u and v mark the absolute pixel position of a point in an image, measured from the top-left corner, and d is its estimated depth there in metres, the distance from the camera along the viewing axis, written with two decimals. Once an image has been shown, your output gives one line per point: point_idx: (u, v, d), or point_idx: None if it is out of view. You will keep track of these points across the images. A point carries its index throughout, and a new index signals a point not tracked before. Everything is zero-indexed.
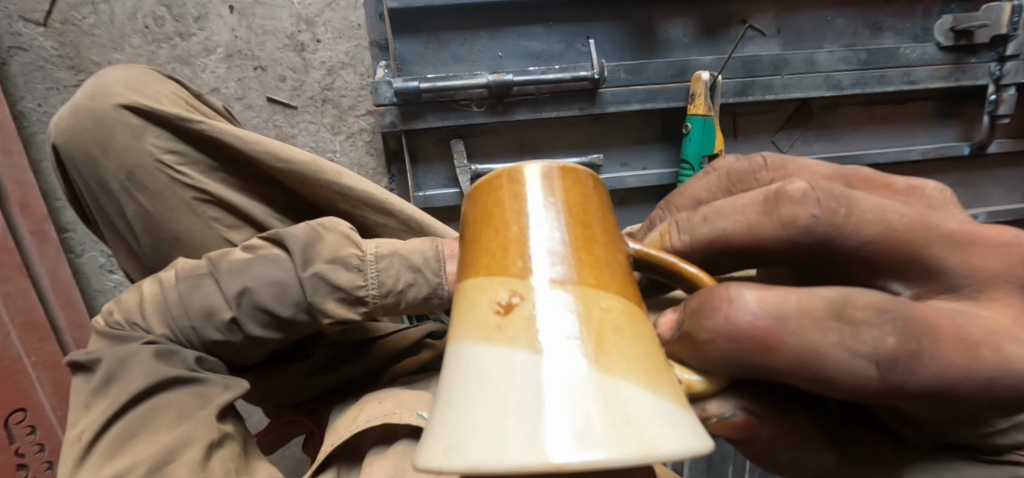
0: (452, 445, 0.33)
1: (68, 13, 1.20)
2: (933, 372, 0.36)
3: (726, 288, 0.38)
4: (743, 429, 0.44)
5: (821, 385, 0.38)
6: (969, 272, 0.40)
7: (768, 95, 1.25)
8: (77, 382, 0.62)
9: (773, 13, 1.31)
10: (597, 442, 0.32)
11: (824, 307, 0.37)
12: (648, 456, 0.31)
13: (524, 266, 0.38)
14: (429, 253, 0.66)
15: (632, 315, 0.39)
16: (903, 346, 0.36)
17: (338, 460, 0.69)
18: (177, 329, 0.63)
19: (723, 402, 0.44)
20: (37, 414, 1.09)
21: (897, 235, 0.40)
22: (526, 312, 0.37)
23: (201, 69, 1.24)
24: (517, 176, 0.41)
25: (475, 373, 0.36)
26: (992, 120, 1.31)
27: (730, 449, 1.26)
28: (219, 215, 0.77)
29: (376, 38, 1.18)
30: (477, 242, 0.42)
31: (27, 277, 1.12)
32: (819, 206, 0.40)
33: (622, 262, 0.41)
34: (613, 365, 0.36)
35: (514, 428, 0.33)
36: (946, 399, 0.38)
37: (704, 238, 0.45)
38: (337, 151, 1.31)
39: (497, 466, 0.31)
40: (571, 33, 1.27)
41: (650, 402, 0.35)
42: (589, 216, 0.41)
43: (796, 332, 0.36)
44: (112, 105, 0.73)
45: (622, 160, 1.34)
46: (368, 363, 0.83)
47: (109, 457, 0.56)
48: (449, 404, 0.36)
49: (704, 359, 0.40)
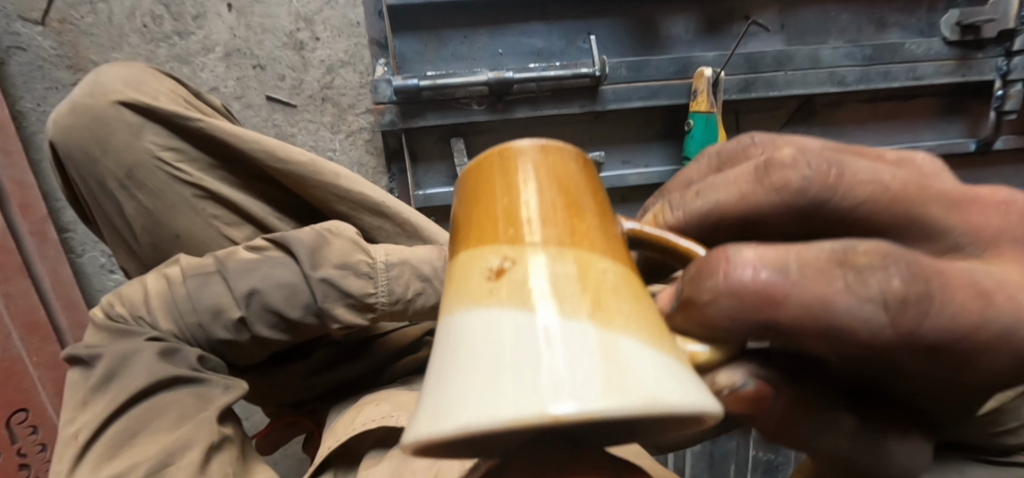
0: (440, 411, 0.30)
1: (66, 12, 1.20)
2: (947, 315, 0.32)
3: (721, 249, 0.33)
4: (757, 403, 0.36)
5: (831, 342, 0.33)
6: (972, 231, 0.36)
7: (771, 91, 1.24)
8: (76, 380, 0.62)
9: (776, 9, 1.30)
10: (595, 394, 0.28)
11: (827, 257, 0.32)
12: (652, 406, 0.28)
13: (515, 232, 0.35)
14: (438, 263, 0.70)
15: (631, 277, 0.35)
16: (912, 287, 0.31)
17: (334, 465, 0.69)
18: (183, 326, 0.63)
19: (733, 370, 0.36)
20: (39, 414, 1.09)
21: (892, 195, 0.35)
22: (518, 275, 0.33)
23: (199, 67, 1.24)
24: (507, 151, 0.37)
25: (464, 339, 0.33)
26: (999, 116, 1.28)
27: (732, 448, 1.26)
28: (219, 212, 0.77)
29: (376, 36, 1.18)
30: (467, 216, 0.38)
31: (28, 277, 1.12)
32: (810, 169, 0.36)
33: (617, 235, 0.37)
34: (612, 320, 0.32)
35: (504, 386, 0.29)
36: (965, 349, 0.34)
37: (700, 214, 0.40)
38: (337, 150, 1.31)
39: (487, 425, 0.28)
40: (572, 29, 1.26)
41: (654, 359, 0.31)
42: (580, 185, 0.37)
43: (799, 283, 0.31)
44: (110, 102, 0.72)
45: (624, 158, 1.33)
46: (368, 363, 0.83)
47: (107, 458, 0.54)
48: (437, 375, 0.33)
49: (710, 326, 0.34)
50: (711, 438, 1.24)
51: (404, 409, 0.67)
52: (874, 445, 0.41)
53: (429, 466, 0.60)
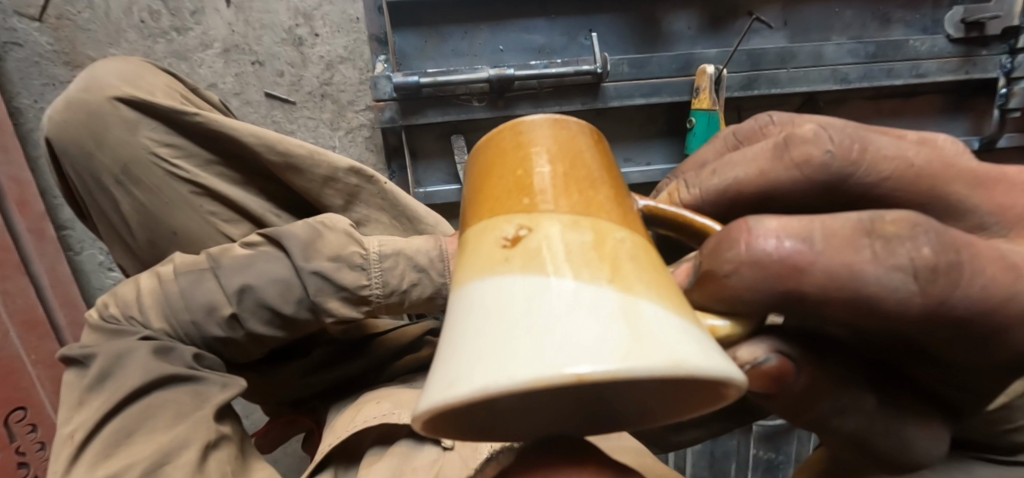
0: (458, 378, 0.28)
1: (63, 7, 1.19)
2: (977, 287, 0.33)
3: (743, 220, 0.33)
4: (777, 381, 0.36)
5: (859, 313, 0.33)
6: (997, 209, 0.37)
7: (774, 89, 1.23)
8: (71, 379, 0.61)
9: (780, 6, 1.29)
10: (621, 353, 0.27)
11: (852, 227, 0.32)
12: (681, 367, 0.26)
13: (531, 202, 0.34)
14: (434, 253, 0.66)
15: (648, 252, 0.35)
16: (941, 257, 0.32)
17: (335, 460, 0.68)
18: (176, 324, 0.63)
19: (754, 347, 0.36)
20: (37, 412, 1.09)
21: (918, 171, 0.37)
22: (534, 242, 0.33)
23: (198, 63, 1.23)
24: (520, 126, 0.37)
25: (479, 309, 0.31)
26: (1003, 114, 1.27)
27: (733, 447, 1.26)
28: (217, 209, 0.76)
29: (376, 32, 1.16)
30: (479, 192, 0.37)
31: (26, 275, 1.12)
32: (833, 143, 0.36)
33: (631, 211, 0.37)
34: (632, 287, 0.31)
35: (526, 349, 0.28)
36: (989, 325, 0.34)
37: (717, 190, 0.39)
38: (337, 147, 1.30)
39: (508, 385, 0.26)
40: (574, 26, 1.25)
41: (675, 324, 0.30)
42: (595, 163, 0.37)
43: (825, 253, 0.32)
44: (106, 98, 0.71)
45: (625, 156, 1.33)
46: (366, 361, 0.82)
47: (104, 457, 0.54)
48: (451, 347, 0.31)
49: (730, 298, 0.33)
50: (712, 437, 1.24)
51: (405, 407, 0.67)
52: (889, 424, 0.40)
53: (431, 464, 0.61)
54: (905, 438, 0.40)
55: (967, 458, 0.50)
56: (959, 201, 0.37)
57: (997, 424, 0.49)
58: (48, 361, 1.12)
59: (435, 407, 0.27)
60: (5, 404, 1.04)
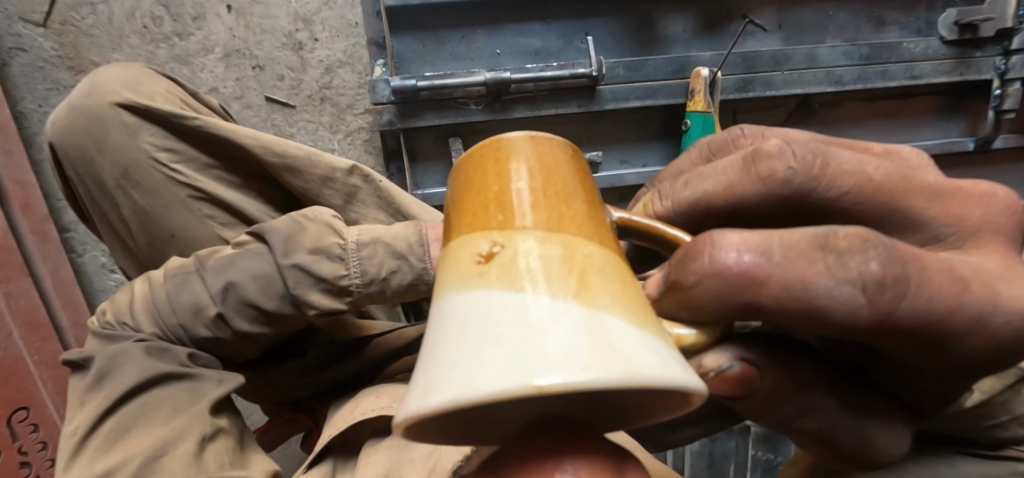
0: (430, 388, 0.29)
1: (68, 13, 1.21)
2: (923, 298, 0.33)
3: (709, 233, 0.34)
4: (743, 384, 0.38)
5: (813, 324, 0.34)
6: (953, 221, 0.38)
7: (769, 91, 1.24)
8: (74, 381, 0.62)
9: (774, 8, 1.30)
10: (581, 365, 0.28)
11: (807, 241, 0.33)
12: (635, 378, 0.27)
13: (505, 218, 0.35)
14: (413, 239, 0.65)
15: (618, 265, 0.36)
16: (889, 270, 0.33)
17: (334, 452, 0.69)
18: (166, 327, 0.64)
19: (719, 353, 0.38)
20: (40, 413, 1.10)
21: (876, 186, 0.37)
22: (507, 257, 0.34)
23: (199, 68, 1.25)
24: (499, 143, 0.38)
25: (454, 322, 0.33)
26: (998, 115, 1.30)
27: (732, 448, 1.26)
28: (215, 212, 0.77)
29: (375, 37, 1.18)
30: (459, 206, 0.38)
31: (28, 277, 1.13)
32: (796, 159, 0.37)
33: (605, 223, 0.38)
34: (597, 300, 0.32)
35: (493, 361, 0.29)
36: (935, 337, 0.35)
37: (686, 203, 0.41)
38: (337, 150, 1.31)
39: (474, 397, 0.27)
40: (570, 29, 1.26)
41: (638, 336, 0.31)
42: (569, 176, 0.38)
43: (781, 265, 0.33)
44: (108, 103, 0.73)
45: (622, 157, 1.34)
46: (361, 362, 0.83)
47: (103, 451, 0.55)
48: (428, 358, 0.33)
49: (695, 308, 0.35)
50: (710, 437, 1.24)
51: None
52: (852, 424, 0.41)
53: (427, 456, 0.62)
54: (870, 438, 0.41)
55: (953, 454, 0.50)
56: (916, 213, 0.38)
57: (982, 419, 0.50)
58: (52, 361, 1.14)
59: (409, 417, 0.29)
60: (7, 404, 1.05)
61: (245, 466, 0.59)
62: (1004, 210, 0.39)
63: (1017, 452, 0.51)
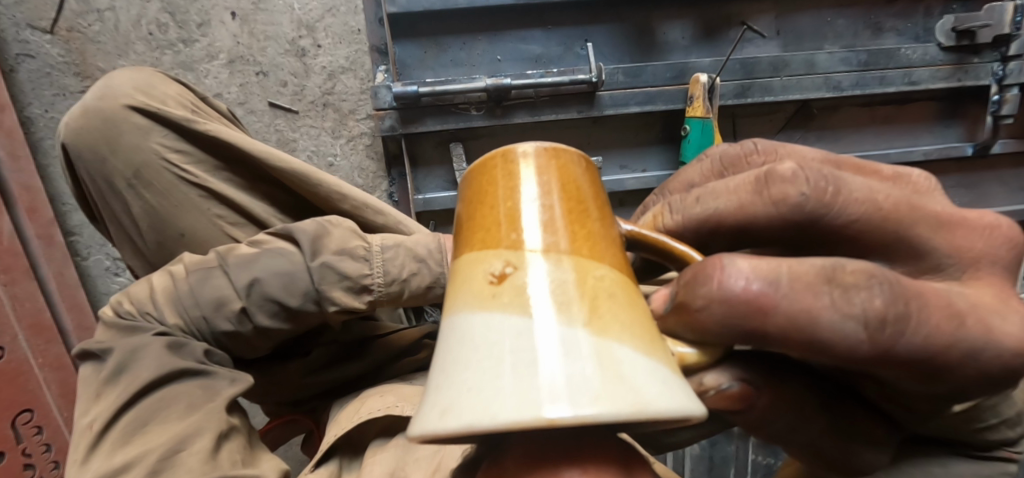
0: (446, 409, 0.31)
1: (74, 20, 1.23)
2: (921, 335, 0.34)
3: (719, 257, 0.35)
4: (742, 402, 0.39)
5: (812, 353, 0.35)
6: (954, 251, 0.38)
7: (767, 97, 1.25)
8: (88, 371, 0.63)
9: (773, 14, 1.31)
10: (591, 399, 0.30)
11: (815, 273, 0.34)
12: (642, 412, 0.29)
13: (517, 237, 0.36)
14: (432, 245, 0.69)
15: (627, 286, 0.36)
16: (891, 307, 0.33)
17: (339, 452, 0.70)
18: (189, 320, 0.64)
19: (720, 373, 0.38)
20: (44, 415, 1.11)
21: (885, 215, 0.37)
22: (520, 280, 0.34)
23: (203, 74, 1.26)
24: (511, 155, 0.39)
25: (468, 342, 0.34)
26: (997, 120, 1.29)
27: (733, 452, 1.25)
28: (223, 212, 0.78)
29: (376, 43, 1.20)
30: (471, 219, 0.39)
31: (33, 279, 1.14)
32: (808, 184, 0.36)
33: (615, 239, 0.38)
34: (608, 327, 0.33)
35: (508, 389, 0.30)
36: (932, 369, 0.36)
37: (697, 219, 0.41)
38: (338, 155, 1.32)
39: (491, 426, 0.29)
40: (570, 35, 1.28)
41: (647, 364, 0.32)
42: (580, 193, 0.38)
43: (788, 296, 0.33)
44: (122, 105, 0.74)
45: (621, 162, 1.35)
46: (366, 363, 0.84)
47: (121, 445, 0.56)
48: (442, 374, 0.34)
49: (701, 331, 0.36)
50: (710, 441, 1.24)
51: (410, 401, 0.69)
52: (834, 440, 0.43)
53: (432, 455, 0.62)
54: (853, 453, 0.44)
55: (944, 457, 0.51)
56: (922, 243, 0.38)
57: (973, 428, 0.51)
58: (56, 364, 1.15)
59: (426, 437, 0.30)
60: (9, 407, 1.06)
61: (255, 465, 0.60)
62: (1006, 242, 0.40)
63: (1010, 454, 0.52)
